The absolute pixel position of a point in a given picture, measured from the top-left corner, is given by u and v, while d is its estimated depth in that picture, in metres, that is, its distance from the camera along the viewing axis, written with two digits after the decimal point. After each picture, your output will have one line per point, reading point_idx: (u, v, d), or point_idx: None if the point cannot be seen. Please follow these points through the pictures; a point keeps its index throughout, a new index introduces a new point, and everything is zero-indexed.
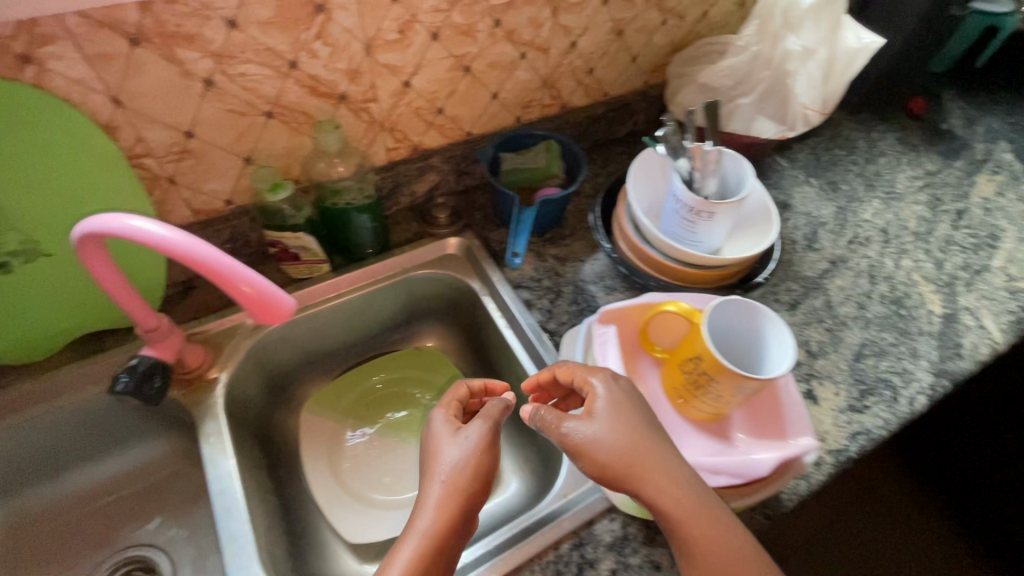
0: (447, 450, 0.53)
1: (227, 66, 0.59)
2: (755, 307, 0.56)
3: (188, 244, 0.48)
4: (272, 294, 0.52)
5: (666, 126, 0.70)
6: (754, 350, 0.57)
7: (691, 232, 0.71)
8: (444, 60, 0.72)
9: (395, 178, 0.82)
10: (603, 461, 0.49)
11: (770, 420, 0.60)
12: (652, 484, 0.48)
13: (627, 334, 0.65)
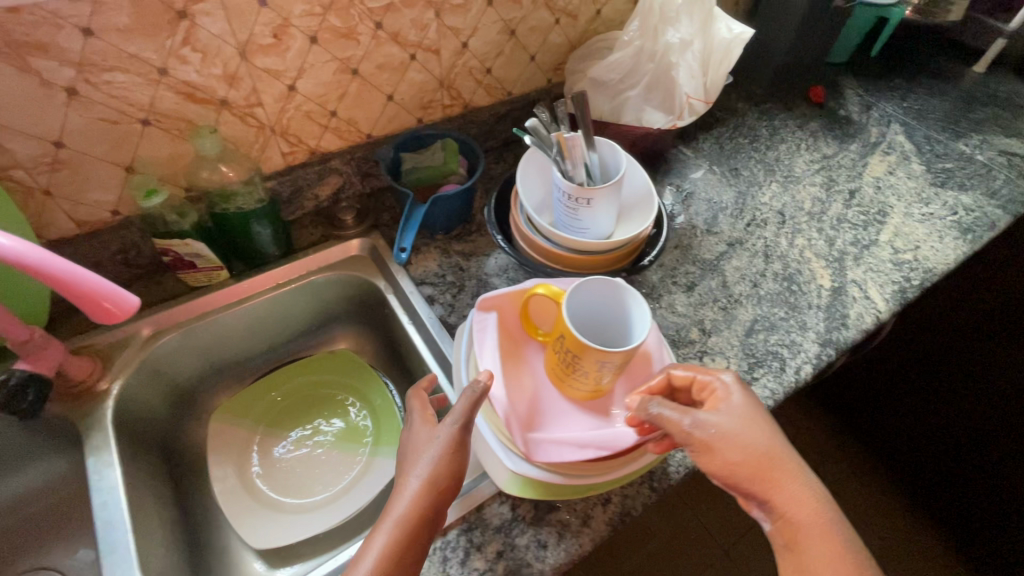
0: (427, 446, 0.56)
1: (91, 75, 0.59)
2: (615, 286, 0.61)
3: (18, 248, 0.49)
4: (116, 299, 0.55)
5: (534, 118, 0.68)
6: (624, 327, 0.62)
7: (575, 219, 0.73)
8: (329, 63, 0.73)
9: (295, 182, 0.82)
10: (736, 475, 0.53)
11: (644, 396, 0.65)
12: (783, 487, 0.52)
13: (511, 323, 0.68)
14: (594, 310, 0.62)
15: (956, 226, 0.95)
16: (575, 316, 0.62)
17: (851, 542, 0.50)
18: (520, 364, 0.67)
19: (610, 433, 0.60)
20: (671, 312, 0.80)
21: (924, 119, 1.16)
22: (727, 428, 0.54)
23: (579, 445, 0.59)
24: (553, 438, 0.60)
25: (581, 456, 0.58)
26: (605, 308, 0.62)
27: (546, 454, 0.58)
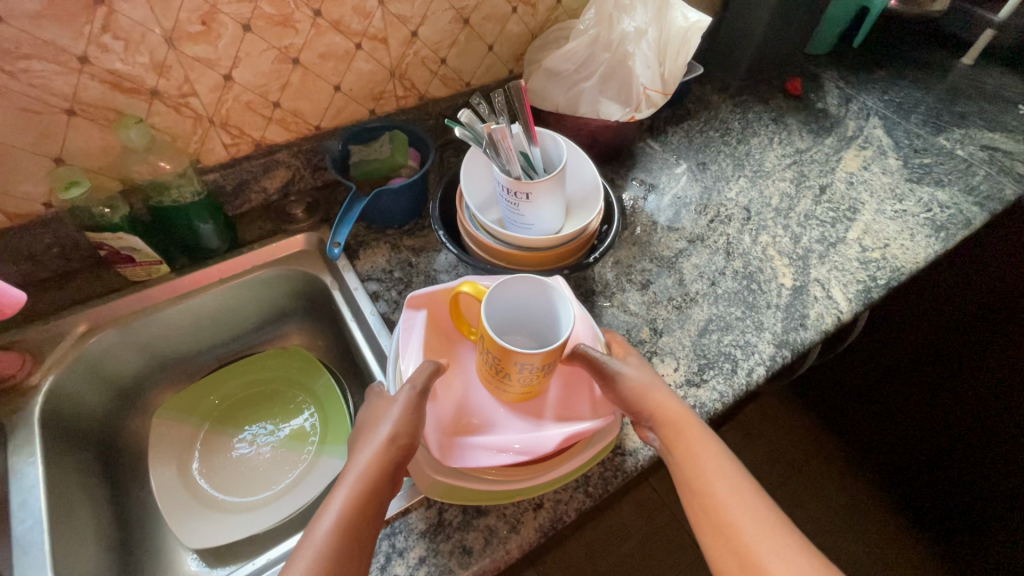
0: (390, 409, 0.55)
1: (5, 63, 0.57)
2: (542, 283, 0.58)
3: None
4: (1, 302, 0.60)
5: (467, 109, 0.67)
6: (553, 326, 0.60)
7: (518, 215, 0.70)
8: (266, 52, 0.71)
9: (240, 175, 0.81)
10: (626, 398, 0.59)
11: (576, 402, 0.63)
12: (661, 404, 0.58)
13: (443, 326, 0.67)
14: (522, 307, 0.61)
15: (929, 223, 0.92)
16: (499, 313, 0.61)
17: (722, 456, 0.56)
18: (453, 366, 0.66)
19: (535, 436, 0.58)
20: (623, 311, 0.78)
21: (905, 113, 1.12)
22: (631, 375, 0.60)
23: (498, 449, 0.57)
24: (474, 443, 0.58)
25: (497, 461, 0.55)
26: (535, 305, 0.60)
27: (463, 460, 0.56)
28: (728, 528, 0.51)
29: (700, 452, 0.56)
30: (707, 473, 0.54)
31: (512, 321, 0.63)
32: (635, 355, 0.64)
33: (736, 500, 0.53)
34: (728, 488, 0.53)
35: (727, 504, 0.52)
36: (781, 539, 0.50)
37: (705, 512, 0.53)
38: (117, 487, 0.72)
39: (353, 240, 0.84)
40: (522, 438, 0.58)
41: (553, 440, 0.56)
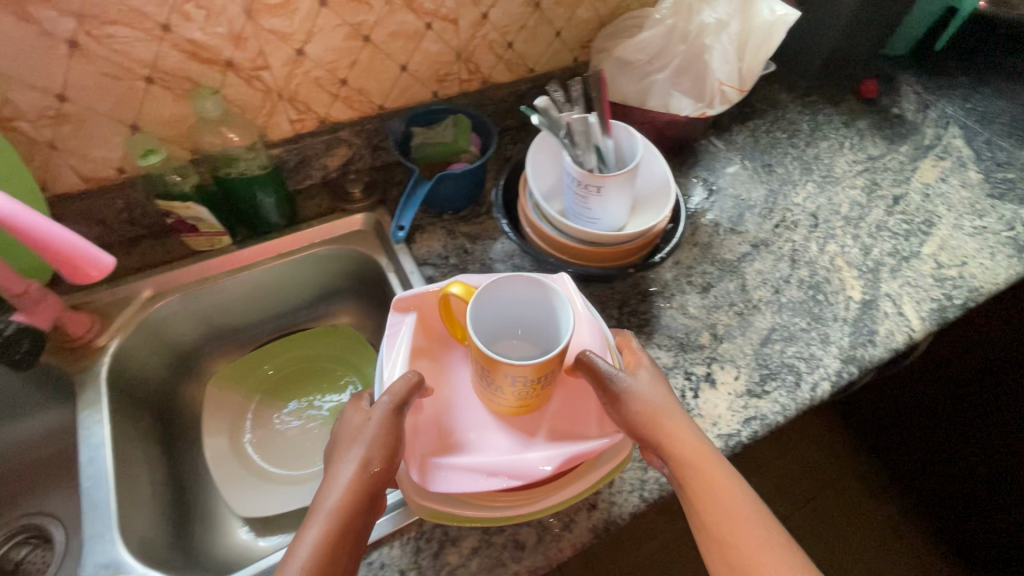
0: (365, 429, 0.54)
1: (92, 28, 0.58)
2: (539, 287, 0.57)
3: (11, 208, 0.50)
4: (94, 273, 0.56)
5: (546, 98, 0.64)
6: (552, 331, 0.58)
7: (585, 209, 0.69)
8: (339, 28, 0.70)
9: (303, 151, 0.80)
10: (634, 422, 0.56)
11: (571, 420, 0.61)
12: (669, 430, 0.55)
13: (433, 332, 0.65)
14: (520, 311, 0.60)
15: (1012, 242, 0.87)
16: (494, 318, 0.59)
17: (734, 483, 0.54)
18: (443, 376, 0.64)
19: (527, 458, 0.56)
20: (682, 313, 0.76)
21: (987, 123, 1.05)
22: (636, 394, 0.57)
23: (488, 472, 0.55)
24: (462, 463, 0.55)
25: (489, 486, 0.53)
26: (535, 308, 0.59)
27: (455, 484, 0.54)
28: (740, 563, 0.50)
29: (714, 484, 0.53)
30: (721, 506, 0.52)
31: (512, 326, 0.61)
32: (646, 363, 0.61)
33: (750, 534, 0.51)
34: (744, 523, 0.52)
35: (741, 539, 0.51)
36: (793, 573, 0.50)
37: (717, 547, 0.52)
38: (173, 451, 0.74)
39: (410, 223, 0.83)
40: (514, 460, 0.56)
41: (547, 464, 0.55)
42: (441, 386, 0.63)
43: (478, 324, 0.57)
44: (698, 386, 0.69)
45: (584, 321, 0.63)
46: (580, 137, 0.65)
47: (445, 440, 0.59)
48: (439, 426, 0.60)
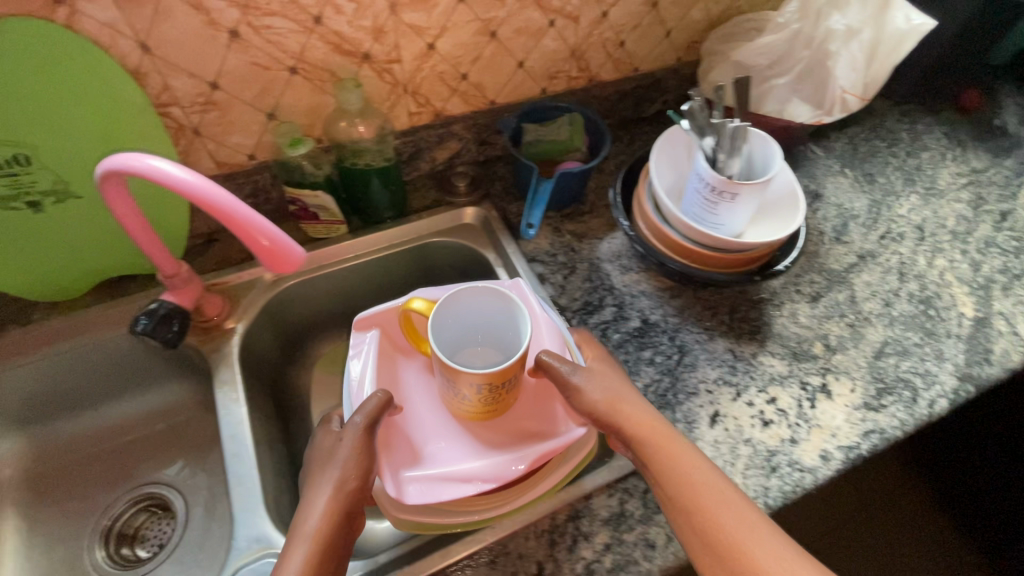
0: (339, 449, 0.54)
1: (253, 18, 0.59)
2: (494, 297, 0.57)
3: (204, 188, 0.49)
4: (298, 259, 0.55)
5: (695, 102, 0.63)
6: (511, 338, 0.59)
7: (712, 214, 0.69)
8: (471, 24, 0.71)
9: (417, 144, 0.81)
10: (594, 409, 0.57)
11: (528, 419, 0.62)
12: (626, 412, 0.56)
13: (393, 341, 0.66)
14: (479, 320, 0.60)
15: None
16: (460, 328, 0.60)
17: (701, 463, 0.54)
18: (409, 385, 0.64)
19: (499, 464, 0.57)
20: (793, 322, 0.76)
21: None
22: (585, 389, 0.57)
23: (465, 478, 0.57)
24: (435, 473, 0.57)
25: (467, 492, 0.55)
26: (498, 317, 0.59)
27: (429, 492, 0.55)
28: (714, 528, 0.50)
29: (675, 454, 0.54)
30: (691, 483, 0.52)
31: (478, 334, 0.62)
32: (600, 361, 0.62)
33: (716, 496, 0.51)
34: (706, 486, 0.52)
35: (706, 503, 0.51)
36: (766, 531, 0.50)
37: (693, 515, 0.51)
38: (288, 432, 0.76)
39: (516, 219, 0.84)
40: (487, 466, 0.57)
41: (520, 468, 0.56)
42: (406, 394, 0.63)
43: (442, 337, 0.58)
44: (815, 396, 0.69)
45: (542, 322, 0.64)
46: (731, 145, 0.63)
47: (414, 447, 0.60)
48: (408, 434, 0.60)
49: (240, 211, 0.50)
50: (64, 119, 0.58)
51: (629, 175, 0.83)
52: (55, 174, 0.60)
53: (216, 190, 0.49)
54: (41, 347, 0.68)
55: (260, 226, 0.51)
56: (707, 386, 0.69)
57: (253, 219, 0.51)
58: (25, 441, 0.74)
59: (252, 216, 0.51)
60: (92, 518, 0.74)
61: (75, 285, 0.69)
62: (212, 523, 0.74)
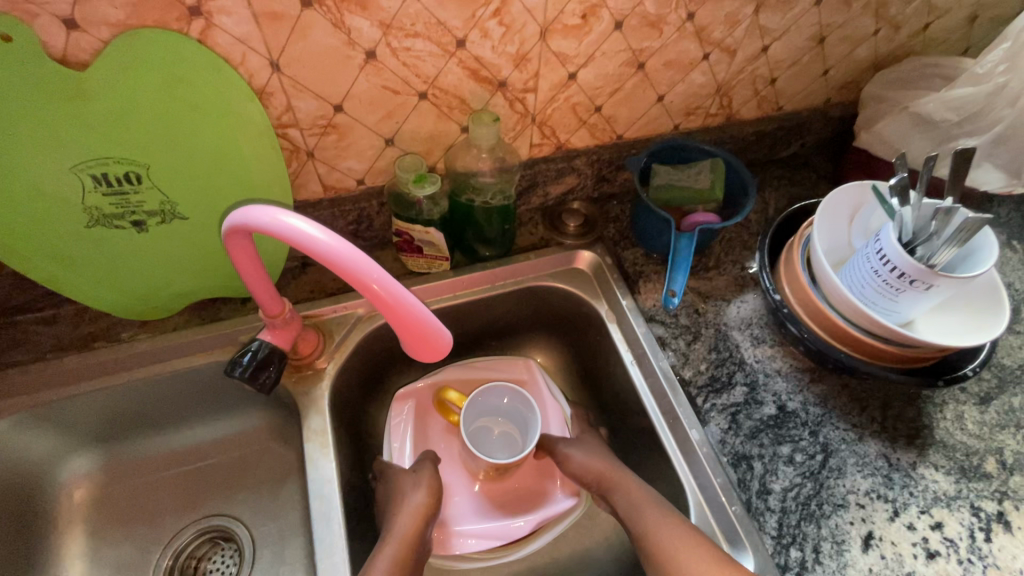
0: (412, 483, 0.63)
1: (394, 39, 0.52)
2: (516, 390, 0.67)
3: (350, 260, 0.40)
4: (434, 326, 0.44)
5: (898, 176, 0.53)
6: (529, 426, 0.67)
7: (889, 299, 0.58)
8: (620, 54, 0.62)
9: (533, 177, 0.73)
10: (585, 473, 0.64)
11: (537, 485, 0.69)
12: (611, 476, 0.62)
13: (427, 410, 0.72)
14: (503, 405, 0.68)
15: None
16: (481, 410, 0.69)
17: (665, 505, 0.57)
18: (431, 447, 0.70)
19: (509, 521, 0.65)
20: (959, 429, 0.64)
21: None
22: (576, 457, 0.65)
23: (479, 535, 0.64)
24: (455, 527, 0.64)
25: (483, 545, 0.63)
26: (515, 405, 0.68)
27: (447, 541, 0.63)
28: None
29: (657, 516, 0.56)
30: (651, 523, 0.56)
31: (496, 417, 0.70)
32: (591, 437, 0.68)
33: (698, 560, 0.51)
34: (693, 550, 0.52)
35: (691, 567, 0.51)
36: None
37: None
38: None
39: (633, 269, 0.75)
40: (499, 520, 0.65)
41: (527, 526, 0.65)
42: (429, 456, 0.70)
43: (467, 418, 0.67)
44: (990, 527, 0.58)
45: (546, 402, 0.73)
46: (955, 239, 0.51)
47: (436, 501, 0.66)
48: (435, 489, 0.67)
49: (328, 244, 0.39)
50: (180, 138, 0.52)
51: (781, 228, 0.71)
52: (162, 195, 0.55)
53: (297, 225, 0.40)
54: (123, 369, 0.63)
55: (362, 265, 0.40)
56: (857, 500, 0.59)
57: (348, 255, 0.40)
58: (98, 458, 0.69)
59: (342, 249, 0.39)
60: (155, 555, 0.67)
61: (168, 305, 0.65)
62: (283, 568, 0.67)
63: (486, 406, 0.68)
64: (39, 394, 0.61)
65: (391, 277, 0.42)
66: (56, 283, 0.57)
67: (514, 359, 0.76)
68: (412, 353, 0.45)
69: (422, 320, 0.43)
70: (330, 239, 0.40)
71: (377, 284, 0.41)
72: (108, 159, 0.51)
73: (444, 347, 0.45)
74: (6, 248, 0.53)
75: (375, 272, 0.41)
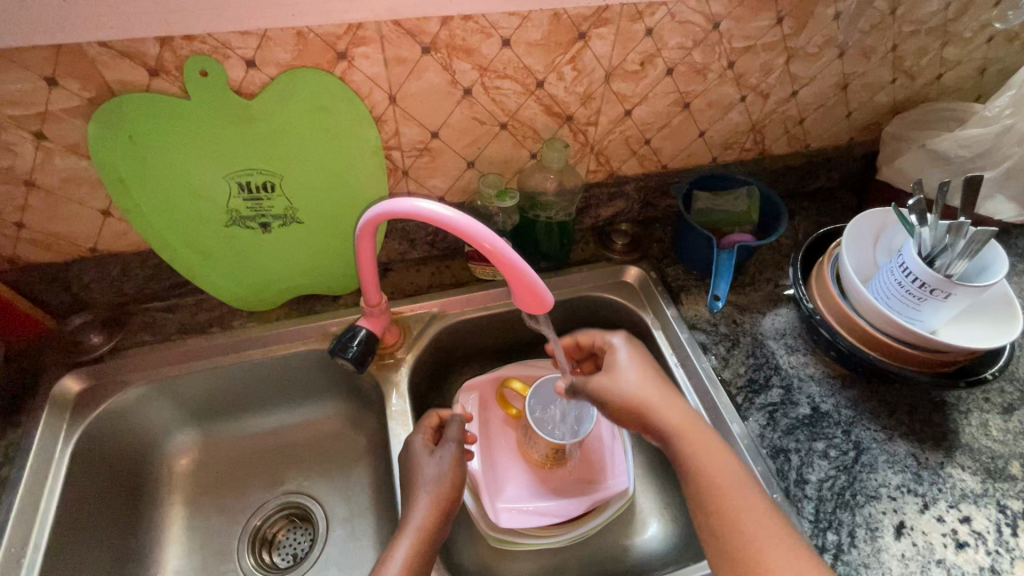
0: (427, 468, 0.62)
1: (488, 79, 0.63)
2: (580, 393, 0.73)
3: (466, 225, 0.50)
4: (538, 282, 0.52)
5: (919, 199, 0.62)
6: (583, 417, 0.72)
7: (913, 308, 0.65)
8: (669, 95, 0.73)
9: (587, 200, 0.84)
10: (623, 398, 0.62)
11: (591, 471, 0.74)
12: (658, 410, 0.60)
13: (489, 404, 0.79)
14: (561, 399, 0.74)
15: None
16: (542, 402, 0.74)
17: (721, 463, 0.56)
18: (492, 436, 0.77)
19: (565, 502, 0.71)
20: (984, 434, 0.70)
21: None
22: (619, 378, 0.64)
23: (538, 512, 0.70)
24: (516, 506, 0.70)
25: (542, 521, 0.68)
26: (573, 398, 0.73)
27: (508, 518, 0.69)
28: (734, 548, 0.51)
29: (701, 455, 0.57)
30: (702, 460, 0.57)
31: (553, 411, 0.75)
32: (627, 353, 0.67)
33: (741, 504, 0.53)
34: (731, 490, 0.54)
35: (730, 506, 0.53)
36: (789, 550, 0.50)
37: (717, 519, 0.53)
38: None
39: (676, 283, 0.84)
40: (541, 503, 0.71)
41: (580, 506, 0.70)
42: (490, 444, 0.76)
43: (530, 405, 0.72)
44: (1017, 523, 0.63)
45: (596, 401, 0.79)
46: (968, 250, 0.59)
47: (497, 483, 0.73)
48: (496, 473, 0.74)
49: (454, 218, 0.51)
50: (311, 155, 0.63)
51: (810, 249, 0.79)
52: (288, 201, 0.66)
53: (435, 210, 0.51)
54: (233, 351, 0.73)
55: (483, 235, 0.50)
56: (889, 492, 0.64)
57: (466, 225, 0.50)
58: (199, 434, 0.77)
59: (465, 221, 0.50)
60: (244, 516, 0.74)
61: (272, 297, 0.75)
62: (353, 544, 0.73)
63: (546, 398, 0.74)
64: (164, 370, 0.71)
65: (503, 241, 0.51)
66: (191, 271, 0.69)
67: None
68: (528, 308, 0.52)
69: (528, 275, 0.51)
70: (458, 215, 0.51)
71: (490, 247, 0.51)
72: (253, 170, 0.62)
73: (548, 304, 0.52)
74: (163, 238, 0.65)
75: (489, 238, 0.50)
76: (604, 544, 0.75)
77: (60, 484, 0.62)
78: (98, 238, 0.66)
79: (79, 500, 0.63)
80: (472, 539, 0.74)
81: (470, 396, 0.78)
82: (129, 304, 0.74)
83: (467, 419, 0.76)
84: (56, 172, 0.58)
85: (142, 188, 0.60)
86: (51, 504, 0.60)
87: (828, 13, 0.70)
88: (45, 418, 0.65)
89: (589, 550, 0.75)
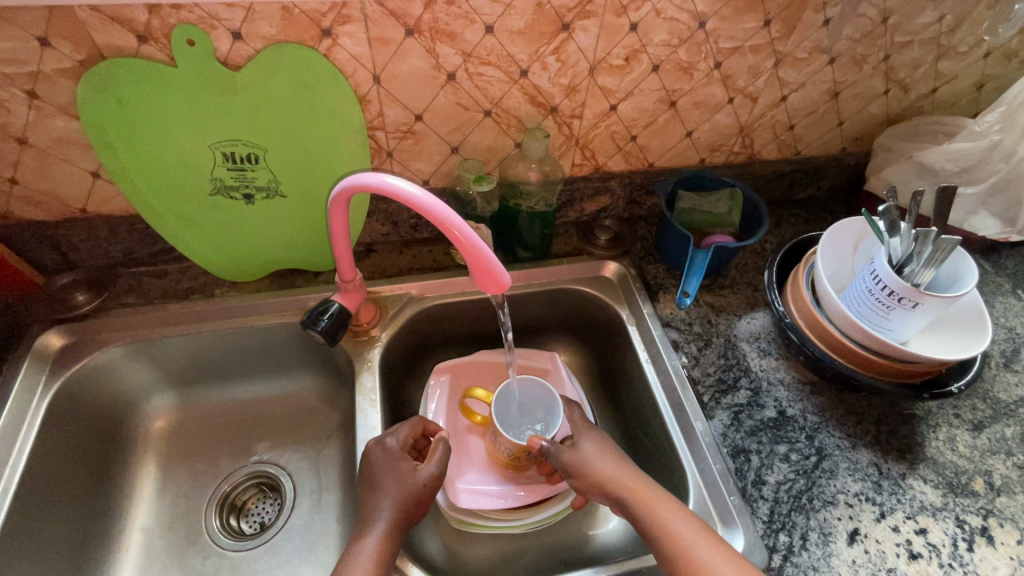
0: (386, 481, 0.62)
1: (472, 65, 0.65)
2: (550, 389, 0.71)
3: (428, 203, 0.52)
4: (496, 263, 0.53)
5: (889, 203, 0.61)
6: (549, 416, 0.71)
7: (880, 317, 0.65)
8: (655, 92, 0.73)
9: (572, 193, 0.84)
10: (581, 473, 0.64)
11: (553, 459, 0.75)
12: (610, 477, 0.62)
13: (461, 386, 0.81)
14: (528, 397, 0.73)
15: None
16: (510, 403, 0.72)
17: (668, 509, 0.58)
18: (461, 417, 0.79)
19: (523, 490, 0.72)
20: (950, 449, 0.69)
21: None
22: (570, 458, 0.65)
23: (496, 495, 0.71)
24: (476, 487, 0.72)
25: (498, 505, 0.70)
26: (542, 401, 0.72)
27: (467, 498, 0.70)
28: None
29: (655, 505, 0.58)
30: (654, 508, 0.58)
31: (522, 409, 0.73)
32: (591, 436, 0.68)
33: (695, 541, 0.54)
34: (683, 529, 0.56)
35: (684, 545, 0.54)
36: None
37: (676, 561, 0.54)
38: None
39: (656, 281, 0.84)
40: (501, 487, 0.72)
41: (537, 493, 0.71)
42: (458, 425, 0.78)
43: (501, 403, 0.71)
44: (973, 538, 0.62)
45: (565, 387, 0.79)
46: (932, 260, 0.60)
47: (460, 464, 0.74)
48: (461, 454, 0.75)
49: (419, 197, 0.52)
50: (295, 129, 0.65)
51: (788, 254, 0.80)
52: (272, 175, 0.68)
53: (400, 183, 0.52)
54: (212, 319, 0.75)
55: (445, 213, 0.52)
56: (846, 499, 0.64)
57: (428, 204, 0.52)
58: (175, 399, 0.79)
59: (429, 201, 0.52)
60: (213, 483, 0.76)
61: (254, 270, 0.77)
62: (317, 516, 0.74)
63: (516, 399, 0.72)
64: (144, 333, 0.72)
65: (467, 223, 0.52)
66: (176, 237, 0.71)
67: (540, 352, 0.82)
68: (491, 288, 0.53)
69: (485, 255, 0.52)
70: (422, 193, 0.52)
71: (458, 231, 0.52)
72: (237, 141, 0.64)
73: (504, 286, 0.54)
74: (149, 203, 0.67)
75: (456, 222, 0.52)
76: (563, 535, 0.75)
77: (33, 434, 0.63)
78: (88, 199, 0.68)
79: (52, 450, 0.65)
80: (434, 520, 0.74)
81: (443, 378, 0.80)
82: (117, 268, 0.77)
83: (437, 400, 0.78)
84: (48, 131, 0.60)
85: (129, 153, 0.62)
86: (23, 452, 0.62)
87: (816, 18, 0.70)
88: (26, 369, 0.67)
89: (551, 539, 0.75)
